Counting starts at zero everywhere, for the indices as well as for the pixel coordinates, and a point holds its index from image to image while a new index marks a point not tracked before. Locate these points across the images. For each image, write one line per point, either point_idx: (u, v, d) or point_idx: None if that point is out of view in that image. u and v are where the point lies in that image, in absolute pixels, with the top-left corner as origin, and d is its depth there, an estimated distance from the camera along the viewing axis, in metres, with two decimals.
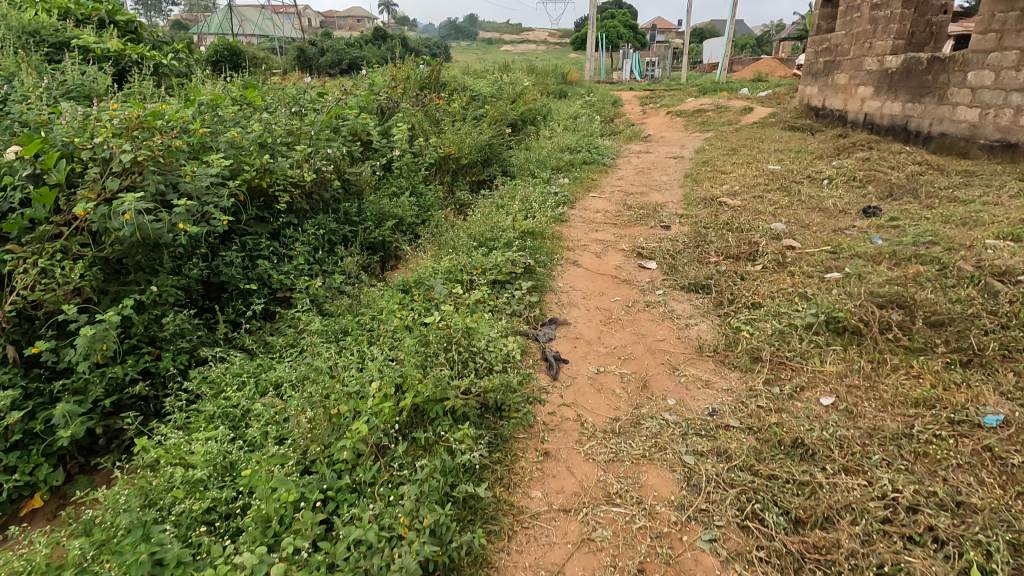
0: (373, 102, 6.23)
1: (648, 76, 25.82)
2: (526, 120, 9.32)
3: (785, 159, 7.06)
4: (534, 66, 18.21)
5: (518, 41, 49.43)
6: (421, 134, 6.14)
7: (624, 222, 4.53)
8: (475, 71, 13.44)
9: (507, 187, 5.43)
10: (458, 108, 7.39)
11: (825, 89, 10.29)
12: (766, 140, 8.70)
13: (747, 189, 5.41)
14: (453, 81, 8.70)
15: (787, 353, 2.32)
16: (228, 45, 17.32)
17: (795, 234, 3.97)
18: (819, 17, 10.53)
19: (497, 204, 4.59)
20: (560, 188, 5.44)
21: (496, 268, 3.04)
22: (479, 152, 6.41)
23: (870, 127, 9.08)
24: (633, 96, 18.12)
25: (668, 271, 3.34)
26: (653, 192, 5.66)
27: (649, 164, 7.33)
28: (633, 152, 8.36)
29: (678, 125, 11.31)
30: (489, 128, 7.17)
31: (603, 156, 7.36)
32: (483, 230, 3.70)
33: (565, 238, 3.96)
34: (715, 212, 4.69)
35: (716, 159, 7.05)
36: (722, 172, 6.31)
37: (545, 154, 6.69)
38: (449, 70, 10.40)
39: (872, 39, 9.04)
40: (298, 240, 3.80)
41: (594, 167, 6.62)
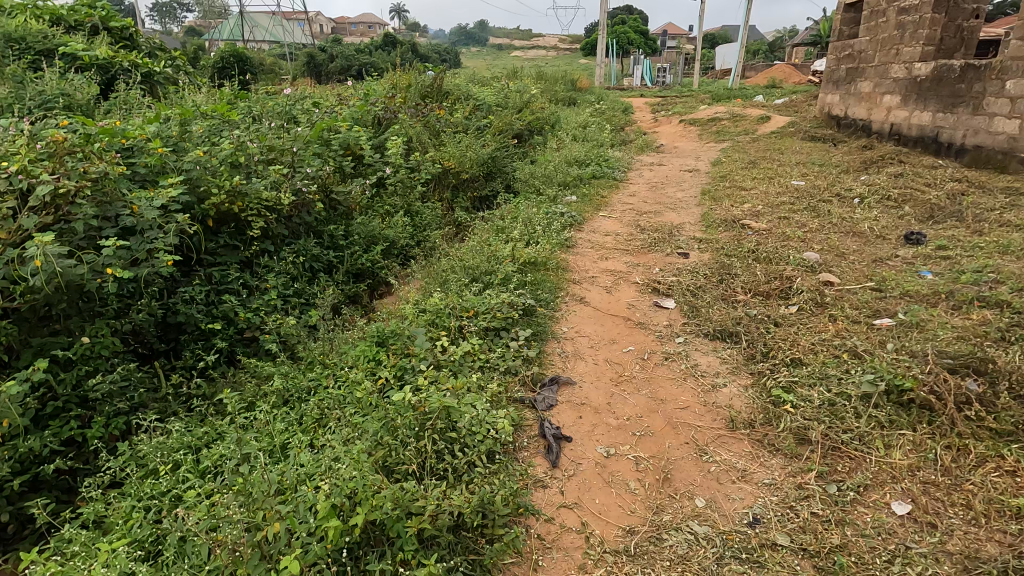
0: (368, 113, 5.87)
1: (660, 83, 25.40)
2: (533, 130, 8.93)
3: (809, 173, 6.60)
4: (543, 72, 17.86)
5: (528, 46, 49.30)
6: (419, 147, 5.76)
7: (637, 248, 4.10)
8: (482, 78, 13.09)
9: (510, 206, 5.03)
10: (461, 118, 7.01)
11: (847, 97, 9.80)
12: (785, 151, 8.25)
13: (771, 209, 4.98)
14: (457, 90, 8.33)
15: (843, 435, 1.88)
16: (234, 52, 17.14)
17: (830, 265, 3.53)
18: (841, 21, 10.05)
19: (497, 227, 4.20)
20: (567, 207, 5.03)
21: (490, 312, 2.64)
22: (481, 166, 6.03)
23: (897, 138, 8.58)
24: (644, 103, 17.72)
25: (689, 313, 2.91)
26: (669, 211, 5.23)
27: (662, 178, 6.91)
28: (645, 164, 7.93)
29: (691, 134, 10.88)
30: (493, 140, 6.79)
31: (613, 169, 6.95)
32: (479, 261, 3.30)
33: (572, 268, 3.55)
34: (738, 237, 4.26)
35: (735, 174, 6.61)
36: (742, 188, 5.88)
37: (552, 168, 6.29)
38: (454, 77, 10.07)
39: (898, 45, 8.56)
40: (273, 269, 3.42)
41: (604, 182, 6.21)
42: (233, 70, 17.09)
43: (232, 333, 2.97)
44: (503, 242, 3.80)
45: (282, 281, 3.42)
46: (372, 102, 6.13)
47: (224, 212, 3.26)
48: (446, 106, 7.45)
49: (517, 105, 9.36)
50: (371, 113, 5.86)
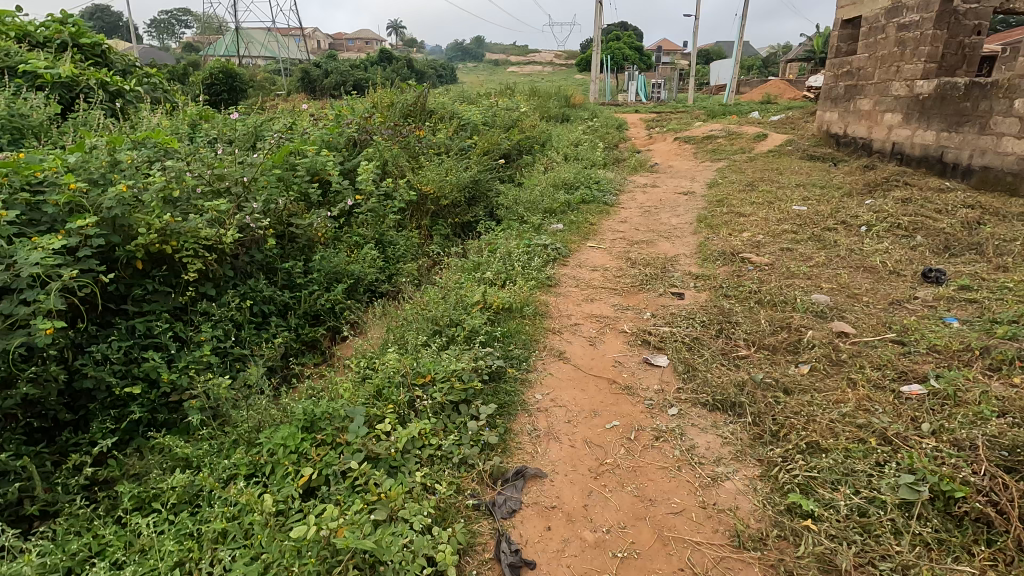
0: (341, 135, 5.51)
1: (655, 98, 25.27)
2: (522, 150, 8.59)
3: (810, 197, 6.25)
4: (537, 88, 17.64)
5: (524, 63, 49.43)
6: (395, 171, 5.40)
7: (627, 287, 3.71)
8: (472, 95, 12.80)
9: (490, 237, 4.65)
10: (443, 139, 6.65)
11: (847, 115, 9.49)
12: (784, 172, 7.93)
13: (772, 238, 4.62)
14: (442, 108, 7.99)
15: (879, 566, 1.49)
16: (223, 68, 16.88)
17: (842, 309, 3.15)
18: (838, 38, 9.78)
19: (472, 263, 3.81)
20: (552, 237, 4.64)
21: (449, 379, 2.23)
22: (463, 190, 5.66)
23: (900, 158, 8.26)
24: (639, 119, 17.50)
25: (684, 373, 2.51)
26: (662, 241, 4.85)
27: (656, 201, 6.54)
28: (638, 186, 7.57)
29: (686, 153, 10.57)
30: (477, 162, 6.42)
31: (604, 192, 6.59)
32: (445, 309, 2.91)
33: (553, 314, 3.16)
34: (737, 273, 3.88)
35: (732, 197, 6.24)
36: (740, 214, 5.51)
37: (539, 192, 5.92)
38: (442, 95, 9.77)
39: (899, 61, 8.27)
40: (212, 317, 3.02)
41: (593, 208, 5.84)
42: (221, 86, 16.82)
43: (150, 398, 2.54)
44: (476, 284, 3.41)
45: (222, 330, 3.01)
46: (347, 123, 5.76)
47: (153, 253, 2.87)
48: (428, 126, 7.10)
49: (505, 123, 9.02)
50: (344, 135, 5.50)
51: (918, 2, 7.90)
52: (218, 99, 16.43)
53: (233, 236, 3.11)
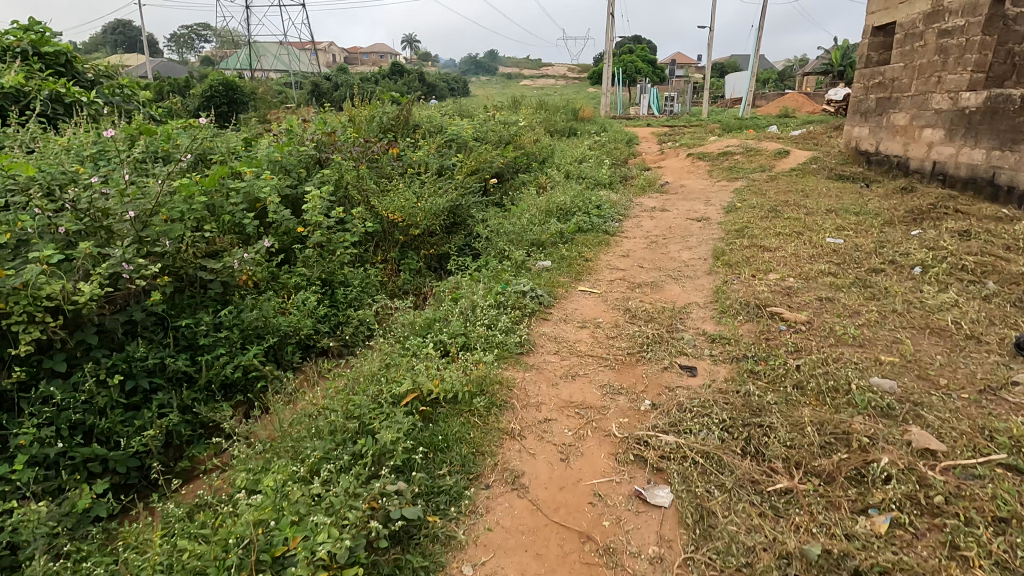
0: (296, 154, 4.75)
1: (669, 111, 24.51)
2: (518, 167, 7.83)
3: (845, 226, 5.37)
4: (545, 101, 16.96)
5: (537, 76, 49.06)
6: (356, 197, 4.63)
7: (622, 354, 2.86)
8: (473, 107, 12.08)
9: (460, 278, 3.84)
10: (422, 157, 5.87)
11: (879, 130, 8.60)
12: (810, 195, 7.07)
13: (805, 283, 3.77)
14: (428, 122, 7.22)
15: None
16: (224, 81, 16.35)
17: (916, 401, 2.29)
18: (869, 46, 8.89)
19: (424, 321, 3.00)
20: (535, 281, 3.82)
21: (321, 556, 1.43)
22: (438, 218, 4.87)
23: (943, 179, 7.34)
24: (651, 133, 16.73)
25: (695, 526, 1.67)
26: (670, 283, 4.00)
27: (664, 229, 5.70)
28: (645, 210, 6.72)
29: (700, 171, 9.75)
30: (459, 184, 5.64)
31: (605, 218, 5.75)
32: (359, 405, 2.09)
33: (516, 403, 2.33)
34: (767, 336, 3.00)
35: (754, 226, 5.38)
36: (765, 248, 4.65)
37: (529, 218, 5.10)
38: (435, 109, 9.07)
39: (940, 71, 7.39)
40: (54, 406, 2.27)
41: (590, 239, 5.01)
42: (222, 99, 16.34)
43: None
44: (421, 355, 2.60)
45: (63, 424, 2.25)
46: (307, 140, 5.01)
47: None
48: (408, 142, 6.32)
49: (501, 139, 8.24)
50: (299, 153, 4.74)
51: (963, 5, 7.02)
52: (217, 112, 15.92)
53: (92, 288, 2.31)
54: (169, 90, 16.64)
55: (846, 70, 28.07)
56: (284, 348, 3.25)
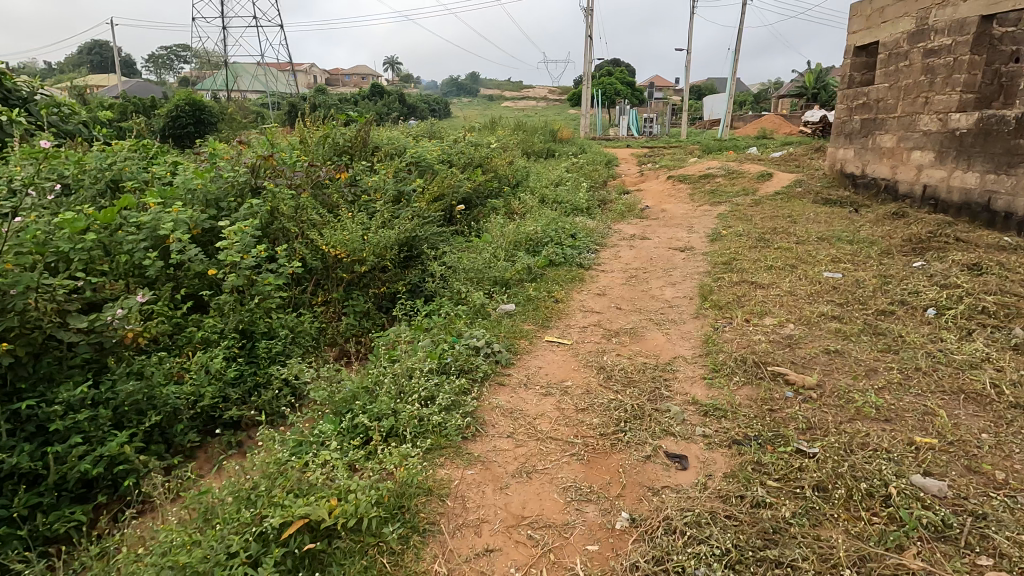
0: (225, 180, 4.15)
1: (648, 133, 24.45)
2: (489, 191, 7.32)
3: (840, 258, 4.91)
4: (523, 122, 16.61)
5: (517, 98, 49.25)
6: (293, 231, 4.03)
7: (592, 436, 2.28)
8: (447, 129, 11.60)
9: (406, 328, 3.25)
10: (377, 183, 5.30)
11: (864, 152, 8.28)
12: (798, 221, 6.65)
13: (807, 331, 3.25)
14: (390, 143, 6.67)
15: None
16: (190, 100, 15.62)
17: (973, 511, 1.74)
18: (850, 67, 8.62)
19: (347, 394, 2.40)
20: (494, 332, 3.24)
21: None
22: (388, 253, 4.28)
23: (934, 204, 7.00)
24: (630, 154, 16.45)
25: None
26: (651, 330, 3.45)
27: (644, 261, 5.19)
28: (623, 238, 6.22)
29: (681, 194, 9.34)
30: (417, 213, 5.08)
31: (580, 250, 5.22)
32: (216, 548, 1.49)
33: (449, 526, 1.74)
34: (769, 405, 2.45)
35: (742, 258, 4.88)
36: (757, 285, 4.14)
37: (493, 251, 4.54)
38: (402, 130, 8.55)
39: (927, 92, 7.10)
40: None
41: (562, 275, 4.47)
42: (188, 119, 15.56)
43: None
44: (329, 450, 1.99)
45: None
46: (241, 164, 4.42)
47: None
48: (364, 165, 5.75)
49: (470, 162, 7.72)
50: (228, 180, 4.14)
51: (949, 24, 6.75)
52: (182, 133, 15.12)
53: None
54: (131, 110, 15.84)
55: (820, 93, 28.48)
56: (176, 426, 2.61)
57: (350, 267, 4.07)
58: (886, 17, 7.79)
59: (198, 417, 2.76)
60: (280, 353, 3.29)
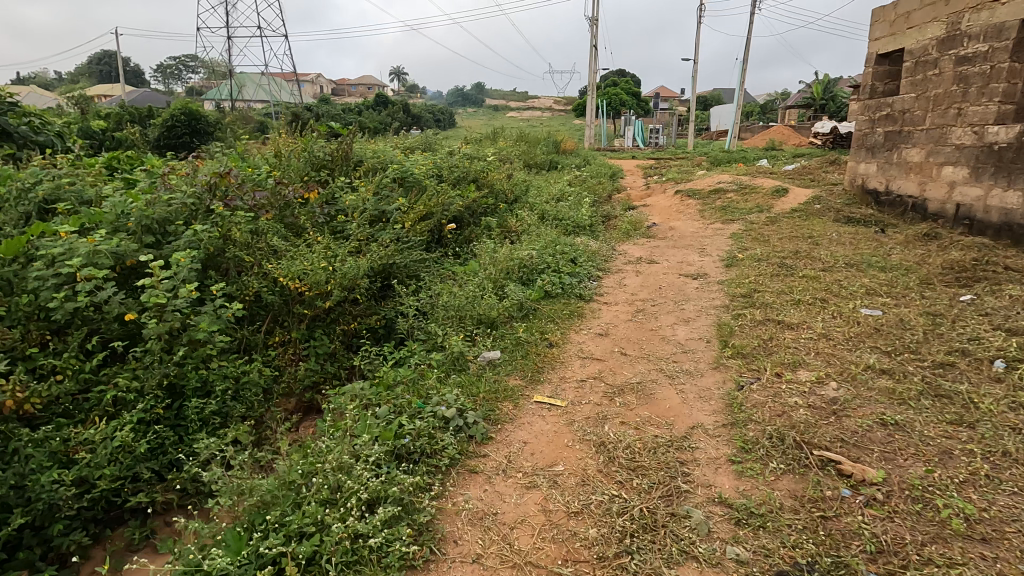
0: (171, 202, 3.62)
1: (654, 144, 23.97)
2: (484, 209, 6.79)
3: (875, 290, 4.34)
4: (526, 133, 16.13)
5: (523, 107, 49.05)
6: (245, 261, 3.50)
7: (588, 560, 1.71)
8: (445, 140, 11.12)
9: (365, 386, 2.69)
10: (354, 203, 4.76)
11: (888, 167, 7.71)
12: (820, 244, 6.08)
13: (854, 393, 2.67)
14: (375, 156, 6.15)
15: None
16: (185, 110, 15.13)
17: None
18: (872, 76, 8.07)
19: (266, 494, 1.83)
20: (472, 390, 2.68)
21: None
22: (358, 286, 3.74)
23: (969, 224, 6.41)
24: (636, 166, 15.93)
25: None
26: (663, 386, 2.88)
27: (652, 291, 4.62)
28: (629, 261, 5.66)
29: (691, 211, 8.78)
30: (397, 236, 4.55)
31: (580, 278, 4.67)
32: None
33: None
34: (820, 510, 1.88)
35: (764, 289, 4.30)
36: (784, 326, 3.56)
37: (481, 282, 3.98)
38: (394, 143, 8.07)
39: (960, 104, 6.53)
40: None
41: (559, 311, 3.90)
42: (184, 129, 14.96)
43: None
44: None
45: None
46: (194, 182, 3.89)
47: None
48: (342, 182, 5.22)
49: (464, 177, 7.19)
50: (175, 203, 3.61)
51: (985, 29, 6.19)
52: (177, 144, 14.57)
53: None
54: (125, 119, 15.33)
55: (828, 104, 28.02)
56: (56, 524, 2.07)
57: (312, 303, 3.53)
58: (912, 23, 7.24)
59: (95, 505, 2.25)
60: (214, 414, 2.76)
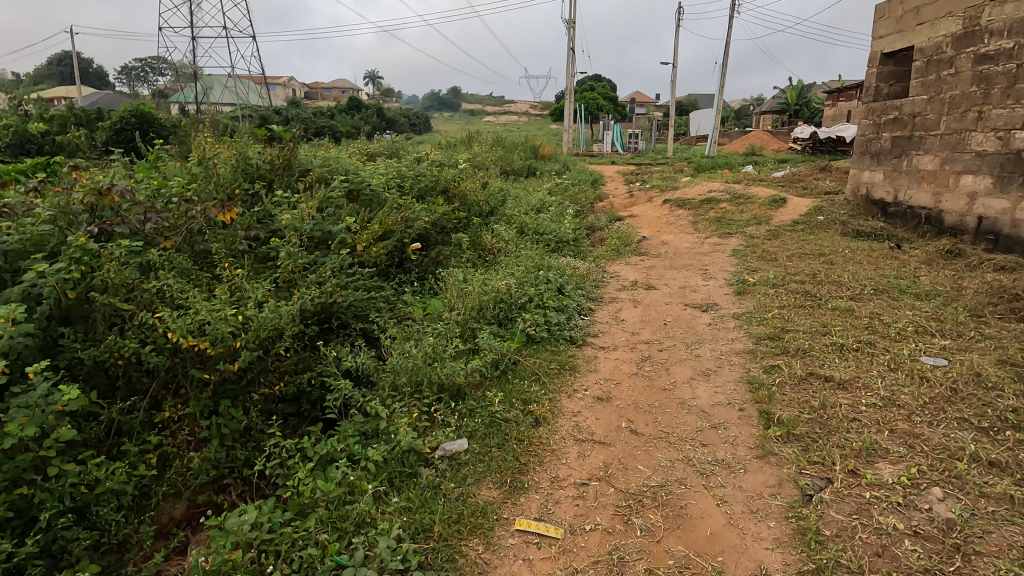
0: (22, 231, 2.69)
1: (634, 149, 23.43)
2: (455, 224, 5.93)
3: (924, 326, 3.61)
4: (503, 137, 15.32)
5: (499, 112, 48.45)
6: (123, 309, 2.57)
7: None
8: (415, 146, 10.22)
9: (265, 513, 1.82)
10: (290, 223, 3.85)
11: (896, 176, 7.10)
12: (835, 263, 5.38)
13: (968, 506, 1.89)
14: (325, 164, 5.24)
15: None
16: (135, 111, 13.84)
17: None
18: (876, 76, 7.46)
19: None
20: (424, 520, 1.82)
21: None
22: (280, 339, 2.85)
23: (994, 239, 5.78)
24: (616, 172, 15.25)
25: None
26: (695, 493, 2.06)
27: (656, 329, 3.82)
28: (623, 287, 4.86)
29: (682, 222, 8.06)
30: (341, 266, 3.65)
31: (568, 314, 3.84)
32: None
33: None
34: None
35: (793, 327, 3.53)
36: (837, 387, 2.78)
37: (445, 329, 3.12)
38: (354, 150, 7.17)
39: (980, 106, 5.93)
40: None
41: (545, 366, 3.06)
42: (134, 131, 13.48)
43: None
44: None
45: None
46: (66, 201, 2.96)
47: None
48: (279, 197, 4.31)
49: (433, 187, 6.32)
50: (27, 232, 2.68)
51: (1009, 23, 5.60)
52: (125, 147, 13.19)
53: None
54: (71, 120, 13.83)
55: (802, 110, 27.99)
56: None
57: (215, 365, 2.63)
58: (922, 18, 6.63)
59: None
60: (38, 555, 1.87)
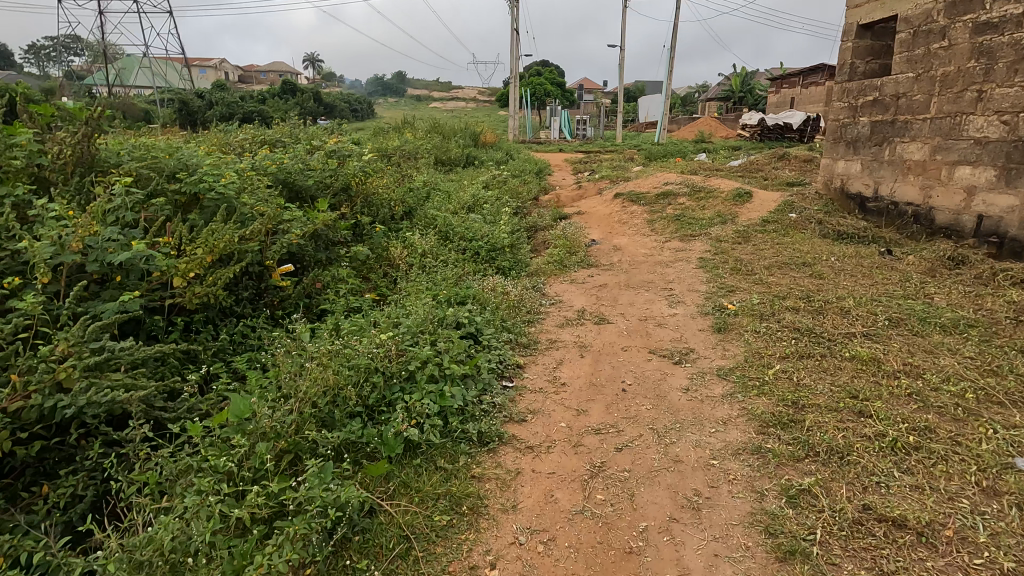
0: None
1: (582, 136, 22.40)
2: (348, 233, 4.55)
3: (985, 387, 2.53)
4: (440, 123, 13.85)
5: (445, 97, 46.61)
6: None
7: None
8: (328, 132, 8.68)
9: None
10: (32, 256, 2.40)
11: (875, 168, 6.19)
12: (825, 278, 4.35)
13: None
14: (150, 155, 3.74)
15: None
16: None
17: None
18: (852, 51, 6.48)
19: None
20: None
21: None
22: None
23: (997, 242, 4.92)
24: (563, 160, 14.08)
25: None
26: None
27: (611, 401, 2.59)
28: (565, 321, 3.62)
29: (638, 220, 6.93)
30: (102, 329, 2.24)
31: (481, 384, 2.56)
32: None
33: None
34: None
35: (811, 402, 2.38)
36: (917, 544, 1.64)
37: (249, 458, 1.80)
38: (228, 137, 5.62)
39: (980, 85, 5.01)
40: None
41: (427, 514, 1.79)
42: None
43: None
44: None
45: None
46: None
47: None
48: (43, 208, 2.82)
49: (322, 184, 4.89)
50: None
51: None
52: None
53: None
54: None
55: (746, 96, 27.71)
56: None
57: None
58: None
59: None
60: None
